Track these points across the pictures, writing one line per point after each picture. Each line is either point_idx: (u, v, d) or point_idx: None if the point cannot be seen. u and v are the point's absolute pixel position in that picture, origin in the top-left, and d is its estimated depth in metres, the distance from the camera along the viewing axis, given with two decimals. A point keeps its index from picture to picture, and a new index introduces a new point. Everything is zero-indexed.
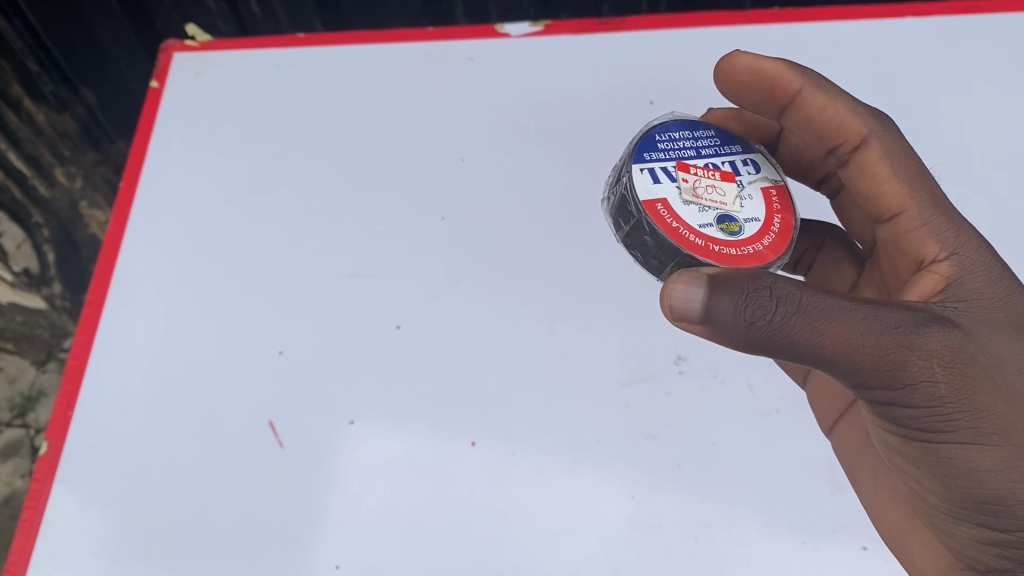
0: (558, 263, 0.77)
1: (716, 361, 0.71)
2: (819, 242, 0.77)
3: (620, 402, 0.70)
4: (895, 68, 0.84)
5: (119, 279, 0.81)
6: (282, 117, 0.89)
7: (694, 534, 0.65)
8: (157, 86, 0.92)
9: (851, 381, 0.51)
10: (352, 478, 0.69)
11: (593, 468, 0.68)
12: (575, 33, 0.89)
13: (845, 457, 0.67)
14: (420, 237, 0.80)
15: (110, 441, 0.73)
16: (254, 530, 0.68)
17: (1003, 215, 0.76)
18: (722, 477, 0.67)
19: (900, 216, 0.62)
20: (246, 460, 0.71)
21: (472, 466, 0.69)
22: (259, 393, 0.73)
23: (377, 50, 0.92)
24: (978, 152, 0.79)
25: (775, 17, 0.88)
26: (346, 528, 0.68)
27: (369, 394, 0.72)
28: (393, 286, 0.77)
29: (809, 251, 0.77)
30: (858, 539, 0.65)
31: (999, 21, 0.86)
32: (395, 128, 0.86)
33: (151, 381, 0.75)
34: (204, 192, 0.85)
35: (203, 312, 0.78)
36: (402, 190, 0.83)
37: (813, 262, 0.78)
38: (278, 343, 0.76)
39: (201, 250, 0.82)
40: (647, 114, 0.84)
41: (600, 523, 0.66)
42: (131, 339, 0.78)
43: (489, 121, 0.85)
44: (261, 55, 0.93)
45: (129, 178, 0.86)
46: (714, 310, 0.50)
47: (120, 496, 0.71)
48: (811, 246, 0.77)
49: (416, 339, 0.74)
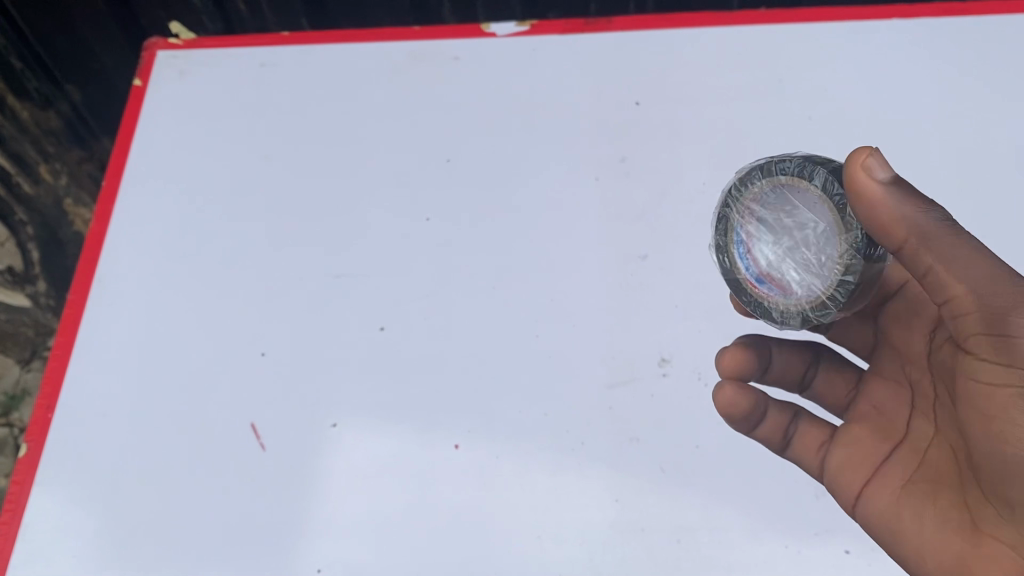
0: (542, 264, 0.76)
1: (700, 364, 0.71)
2: (813, 359, 0.70)
3: (603, 405, 0.70)
4: (882, 69, 0.84)
5: (100, 279, 0.80)
6: (267, 116, 0.88)
7: (676, 538, 0.65)
8: (140, 85, 0.91)
9: (993, 299, 0.48)
10: (335, 482, 0.69)
11: (576, 471, 0.68)
12: (561, 33, 0.89)
13: (882, 523, 0.61)
14: (403, 237, 0.79)
15: (90, 443, 0.73)
16: (235, 533, 0.68)
17: (990, 218, 0.75)
18: (705, 480, 0.67)
19: (908, 283, 0.64)
20: (228, 463, 0.70)
21: (456, 469, 0.68)
22: (240, 395, 0.73)
23: (362, 48, 0.91)
24: (965, 154, 0.79)
25: (761, 18, 0.88)
26: (328, 531, 0.67)
27: (352, 396, 0.72)
28: (377, 287, 0.77)
29: (806, 368, 0.70)
30: (841, 542, 0.64)
31: (988, 20, 0.86)
32: (380, 128, 0.86)
33: (132, 383, 0.75)
34: (187, 191, 0.85)
35: (186, 313, 0.78)
36: (386, 190, 0.82)
37: (812, 382, 0.70)
38: (260, 345, 0.75)
39: (184, 249, 0.81)
40: (633, 115, 0.83)
41: (583, 526, 0.66)
42: (113, 340, 0.77)
43: (474, 122, 0.85)
44: (244, 52, 0.92)
45: (112, 178, 0.86)
46: (897, 187, 0.51)
47: (99, 499, 0.70)
48: (807, 363, 0.70)
49: (399, 340, 0.74)
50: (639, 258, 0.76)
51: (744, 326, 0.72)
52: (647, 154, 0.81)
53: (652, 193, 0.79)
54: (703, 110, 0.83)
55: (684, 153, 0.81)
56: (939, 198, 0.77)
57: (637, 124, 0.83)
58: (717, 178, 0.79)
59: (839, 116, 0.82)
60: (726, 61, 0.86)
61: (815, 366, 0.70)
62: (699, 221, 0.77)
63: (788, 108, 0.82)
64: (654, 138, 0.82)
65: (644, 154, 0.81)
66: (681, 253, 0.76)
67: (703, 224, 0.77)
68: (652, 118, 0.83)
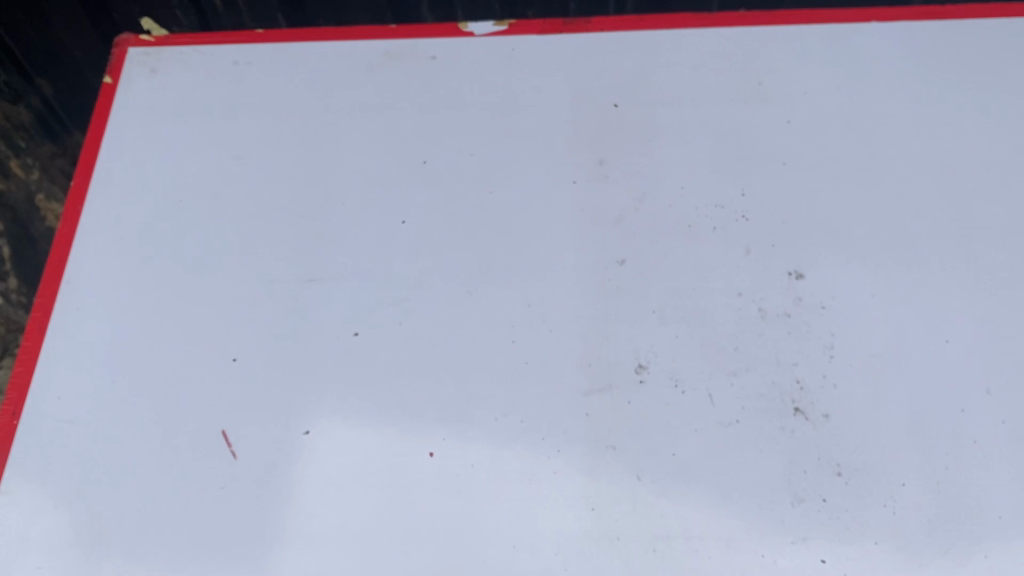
0: (518, 268, 0.75)
1: (678, 371, 0.70)
2: None
3: (580, 413, 0.69)
4: (861, 71, 0.84)
5: (67, 283, 0.79)
6: (239, 115, 0.87)
7: (652, 547, 0.64)
8: (111, 82, 0.90)
9: None
10: (306, 490, 0.68)
11: (552, 480, 0.67)
12: (540, 32, 0.88)
13: None
14: (378, 241, 0.78)
15: (56, 452, 0.71)
16: (205, 544, 0.67)
17: (966, 222, 0.75)
18: (682, 489, 0.66)
19: None
20: (198, 472, 0.69)
21: (430, 477, 0.68)
22: (211, 402, 0.72)
23: (338, 47, 0.90)
24: (942, 158, 0.78)
25: (740, 19, 0.87)
26: (300, 540, 0.66)
27: (324, 402, 0.71)
28: (351, 291, 0.76)
29: None
30: (817, 552, 0.64)
31: (964, 25, 0.86)
32: (354, 128, 0.85)
33: (100, 390, 0.73)
34: (158, 191, 0.83)
35: (156, 316, 0.76)
36: (361, 192, 0.81)
37: None
38: (231, 350, 0.74)
39: (154, 253, 0.80)
40: (613, 118, 0.83)
41: (558, 536, 0.65)
42: (79, 343, 0.76)
43: (452, 123, 0.84)
44: (217, 50, 0.91)
45: (81, 178, 0.84)
46: None
47: (63, 507, 0.69)
48: None
49: (373, 346, 0.73)
50: (617, 263, 0.75)
51: (721, 331, 0.71)
52: (625, 157, 0.80)
53: (630, 196, 0.78)
54: (683, 113, 0.82)
55: (662, 156, 0.80)
56: (915, 202, 0.76)
57: (615, 127, 0.82)
58: (696, 181, 0.78)
59: (818, 119, 0.81)
60: (706, 63, 0.85)
61: (791, 373, 0.70)
62: (677, 225, 0.76)
63: (769, 110, 0.82)
64: (632, 141, 0.81)
65: (622, 157, 0.80)
66: (659, 259, 0.75)
67: (680, 229, 0.76)
68: (630, 121, 0.82)
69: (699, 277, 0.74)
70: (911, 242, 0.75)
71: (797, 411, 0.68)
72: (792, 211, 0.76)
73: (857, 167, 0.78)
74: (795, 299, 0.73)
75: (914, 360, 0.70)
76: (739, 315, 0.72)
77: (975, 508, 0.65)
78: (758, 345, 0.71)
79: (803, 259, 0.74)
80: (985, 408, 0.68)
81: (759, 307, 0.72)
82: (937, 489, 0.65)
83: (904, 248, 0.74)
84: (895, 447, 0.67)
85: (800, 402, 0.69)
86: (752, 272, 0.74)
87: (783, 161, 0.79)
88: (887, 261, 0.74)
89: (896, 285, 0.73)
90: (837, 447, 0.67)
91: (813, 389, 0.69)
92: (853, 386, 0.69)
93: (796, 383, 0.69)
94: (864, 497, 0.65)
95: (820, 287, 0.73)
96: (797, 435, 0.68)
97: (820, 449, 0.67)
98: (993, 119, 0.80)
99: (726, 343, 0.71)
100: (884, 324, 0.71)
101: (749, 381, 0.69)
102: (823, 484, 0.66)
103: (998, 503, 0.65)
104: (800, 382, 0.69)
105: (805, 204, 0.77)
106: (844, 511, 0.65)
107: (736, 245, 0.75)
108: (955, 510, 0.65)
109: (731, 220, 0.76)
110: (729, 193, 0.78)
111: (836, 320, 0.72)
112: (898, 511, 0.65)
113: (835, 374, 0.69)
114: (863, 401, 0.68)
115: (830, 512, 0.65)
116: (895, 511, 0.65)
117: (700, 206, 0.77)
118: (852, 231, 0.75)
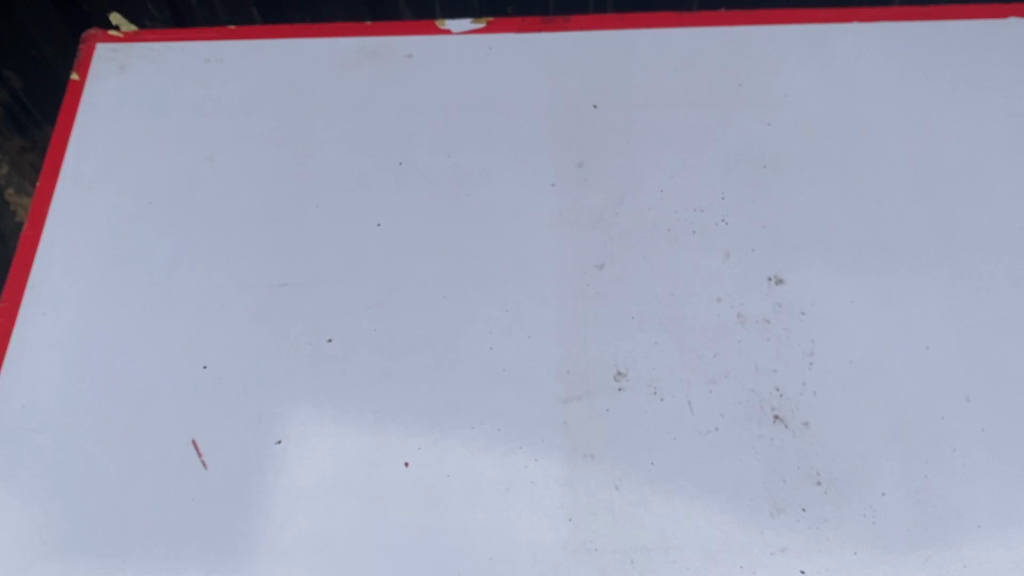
0: (497, 272, 0.74)
1: (656, 378, 0.69)
2: None
3: (557, 420, 0.68)
4: (842, 73, 0.83)
5: (32, 287, 0.76)
6: (210, 113, 0.85)
7: (631, 558, 0.63)
8: (78, 79, 0.87)
9: None
10: (277, 501, 0.66)
11: (529, 489, 0.66)
12: (518, 31, 0.87)
13: None
14: (352, 244, 0.76)
15: (20, 462, 0.69)
16: (174, 556, 0.65)
17: (946, 228, 0.75)
18: (661, 499, 0.65)
19: None
20: (168, 483, 0.68)
21: (405, 487, 0.66)
22: (181, 410, 0.70)
23: (313, 44, 0.88)
24: (922, 161, 0.78)
25: (721, 19, 0.86)
26: (272, 552, 0.65)
27: (297, 410, 0.69)
28: (324, 296, 0.74)
29: None
30: (796, 562, 0.63)
31: (943, 26, 0.86)
32: (329, 128, 0.83)
33: (67, 398, 0.71)
34: (126, 192, 0.81)
35: (124, 321, 0.75)
36: (335, 193, 0.79)
37: None
38: (201, 356, 0.72)
39: (122, 256, 0.78)
40: (592, 119, 0.81)
41: (536, 548, 0.64)
42: (44, 349, 0.74)
43: (428, 123, 0.82)
44: (189, 48, 0.89)
45: (47, 178, 0.82)
46: None
47: (26, 519, 0.67)
48: None
49: (347, 352, 0.72)
50: (595, 268, 0.74)
51: (700, 338, 0.71)
52: (605, 159, 0.79)
53: (609, 200, 0.77)
54: (663, 114, 0.81)
55: (642, 158, 0.79)
56: (895, 207, 0.76)
57: (594, 128, 0.81)
58: (675, 184, 0.78)
59: (799, 121, 0.80)
60: (686, 63, 0.84)
61: (771, 380, 0.69)
62: (656, 229, 0.75)
63: (750, 113, 0.81)
64: (611, 143, 0.80)
65: (601, 160, 0.79)
66: (638, 263, 0.74)
67: (660, 233, 0.75)
68: (610, 122, 0.81)
69: (679, 283, 0.73)
70: (890, 247, 0.74)
71: (777, 418, 0.68)
72: (772, 215, 0.76)
73: (837, 170, 0.78)
74: (775, 305, 0.72)
75: (893, 368, 0.69)
76: (719, 321, 0.71)
77: (955, 517, 0.64)
78: (738, 352, 0.70)
79: (783, 265, 0.73)
80: (964, 416, 0.67)
81: (739, 313, 0.72)
82: (915, 498, 0.65)
83: (884, 253, 0.74)
84: (875, 456, 0.66)
85: (779, 410, 0.68)
86: (732, 277, 0.73)
87: (764, 165, 0.78)
88: (867, 268, 0.73)
89: (875, 291, 0.72)
90: (816, 455, 0.66)
91: (792, 397, 0.68)
92: (833, 393, 0.68)
93: (775, 390, 0.69)
94: (843, 506, 0.65)
95: (800, 293, 0.72)
96: (777, 443, 0.67)
97: (799, 458, 0.66)
98: (974, 122, 0.80)
99: (705, 350, 0.70)
100: (865, 331, 0.71)
101: (729, 388, 0.69)
102: (803, 493, 0.65)
103: (977, 511, 0.64)
104: (780, 389, 0.69)
105: (785, 208, 0.76)
106: (824, 521, 0.64)
107: (715, 249, 0.74)
108: (935, 520, 0.64)
109: (711, 223, 0.75)
110: (709, 197, 0.77)
111: (816, 326, 0.71)
112: (876, 520, 0.64)
113: (814, 381, 0.69)
114: (843, 409, 0.68)
115: (810, 521, 0.64)
116: (874, 521, 0.64)
117: (679, 209, 0.76)
118: (832, 236, 0.75)
